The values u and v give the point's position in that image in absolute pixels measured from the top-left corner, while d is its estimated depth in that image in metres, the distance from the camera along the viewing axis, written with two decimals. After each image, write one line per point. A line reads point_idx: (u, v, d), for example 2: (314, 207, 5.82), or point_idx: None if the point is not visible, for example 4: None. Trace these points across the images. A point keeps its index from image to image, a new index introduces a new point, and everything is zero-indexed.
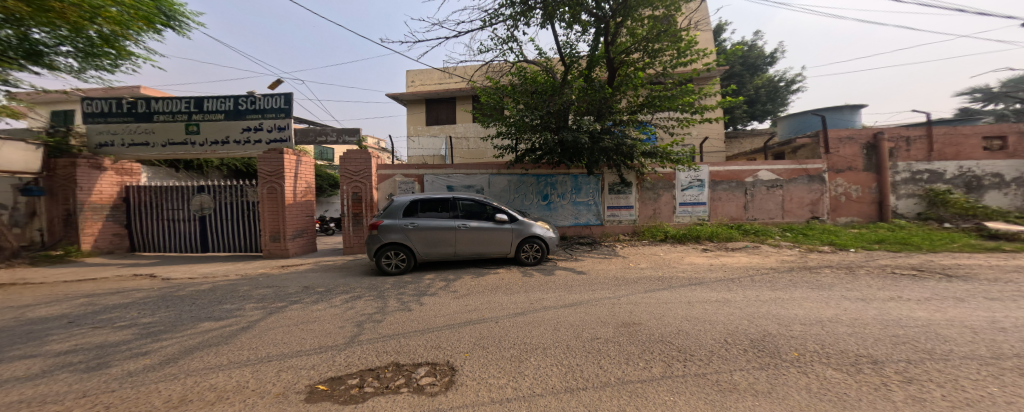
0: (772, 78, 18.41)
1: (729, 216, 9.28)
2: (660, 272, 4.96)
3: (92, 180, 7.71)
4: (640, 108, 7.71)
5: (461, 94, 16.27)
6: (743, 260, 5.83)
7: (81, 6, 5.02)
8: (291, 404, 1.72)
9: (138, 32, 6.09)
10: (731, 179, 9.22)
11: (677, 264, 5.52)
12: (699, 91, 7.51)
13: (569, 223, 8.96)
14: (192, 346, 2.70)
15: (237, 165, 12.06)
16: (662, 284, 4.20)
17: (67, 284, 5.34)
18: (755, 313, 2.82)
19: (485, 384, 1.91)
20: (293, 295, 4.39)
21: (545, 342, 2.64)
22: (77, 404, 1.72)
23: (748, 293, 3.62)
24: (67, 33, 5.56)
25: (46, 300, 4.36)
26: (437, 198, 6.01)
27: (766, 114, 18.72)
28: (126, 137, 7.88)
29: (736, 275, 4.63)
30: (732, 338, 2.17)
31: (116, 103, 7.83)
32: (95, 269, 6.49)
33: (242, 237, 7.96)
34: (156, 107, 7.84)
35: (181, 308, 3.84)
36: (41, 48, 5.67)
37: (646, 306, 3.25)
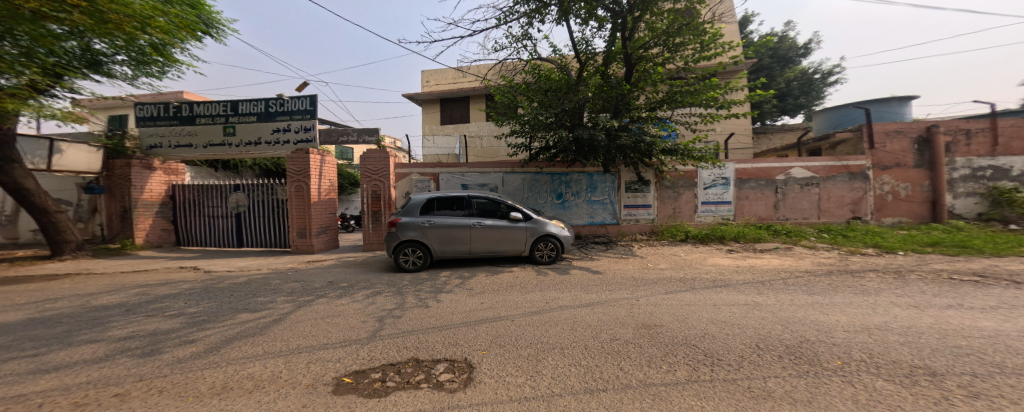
0: (806, 70, 17.32)
1: (757, 215, 8.88)
2: (681, 273, 4.81)
3: (144, 179, 8.35)
4: (661, 104, 7.46)
5: (475, 93, 16.41)
6: (774, 262, 5.54)
7: (135, 17, 5.37)
8: (320, 395, 1.80)
9: (182, 39, 6.56)
10: (759, 176, 8.79)
11: (700, 265, 5.33)
12: (725, 86, 7.19)
13: (584, 222, 8.86)
14: (232, 336, 2.88)
15: (268, 164, 12.64)
16: (684, 285, 4.08)
17: (122, 275, 5.81)
18: (787, 318, 2.68)
19: (502, 382, 1.93)
20: (320, 290, 4.58)
21: (562, 342, 2.63)
22: (136, 387, 1.88)
23: (780, 296, 3.45)
24: (120, 44, 5.99)
25: (106, 289, 4.78)
26: (453, 197, 6.09)
27: (798, 108, 17.72)
28: (173, 139, 8.46)
29: (767, 278, 4.41)
30: (764, 343, 2.08)
31: (163, 107, 8.40)
32: (147, 261, 7.06)
33: (273, 233, 8.36)
34: (197, 110, 8.35)
35: (221, 299, 4.10)
36: (97, 57, 6.23)
37: (667, 307, 3.16)
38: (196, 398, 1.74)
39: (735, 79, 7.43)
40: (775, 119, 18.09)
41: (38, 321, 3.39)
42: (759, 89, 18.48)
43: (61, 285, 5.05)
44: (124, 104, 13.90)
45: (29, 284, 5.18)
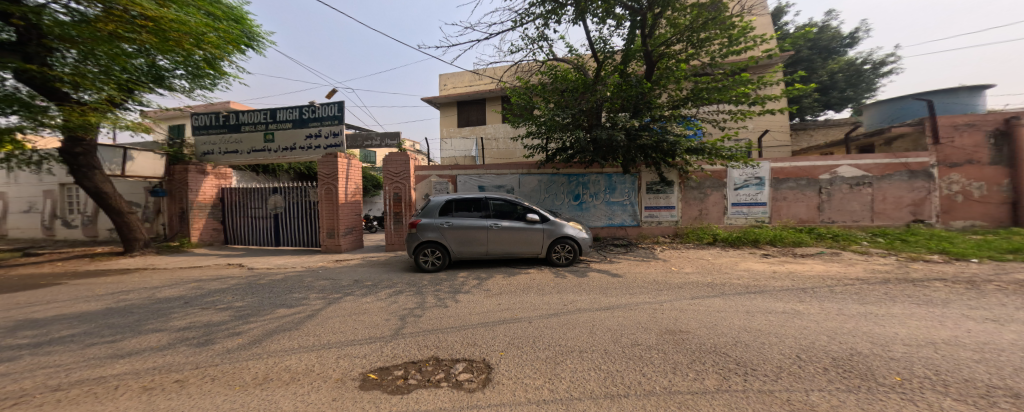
0: (852, 60, 16.09)
1: (797, 218, 8.37)
2: (709, 278, 4.60)
3: (198, 183, 9.08)
4: (685, 102, 7.21)
5: (492, 95, 16.58)
6: (818, 268, 5.18)
7: (191, 33, 6.07)
8: (348, 389, 1.87)
9: (230, 53, 7.16)
10: (799, 176, 8.27)
11: (730, 270, 5.08)
12: (757, 81, 6.83)
13: (602, 224, 8.69)
14: (273, 329, 3.06)
15: (301, 168, 13.26)
16: (713, 290, 3.90)
17: (177, 270, 6.33)
18: (833, 329, 2.49)
19: (521, 383, 1.92)
20: (347, 287, 4.79)
21: (582, 345, 2.59)
22: (192, 375, 2.04)
23: (825, 305, 3.22)
24: (178, 59, 6.58)
25: (166, 283, 5.23)
26: (470, 198, 6.17)
27: (844, 102, 16.46)
28: (223, 146, 9.13)
29: (809, 285, 4.11)
30: (806, 355, 1.95)
31: (214, 117, 9.11)
32: (197, 257, 7.68)
33: (308, 233, 8.80)
34: (242, 119, 8.96)
35: (263, 295, 4.38)
36: (160, 73, 6.95)
37: (694, 313, 3.03)
38: (241, 387, 1.86)
39: (769, 73, 7.04)
40: (816, 114, 16.90)
41: (111, 311, 3.77)
42: (797, 82, 17.35)
43: (127, 279, 5.58)
44: (181, 115, 15.23)
45: (101, 277, 5.77)
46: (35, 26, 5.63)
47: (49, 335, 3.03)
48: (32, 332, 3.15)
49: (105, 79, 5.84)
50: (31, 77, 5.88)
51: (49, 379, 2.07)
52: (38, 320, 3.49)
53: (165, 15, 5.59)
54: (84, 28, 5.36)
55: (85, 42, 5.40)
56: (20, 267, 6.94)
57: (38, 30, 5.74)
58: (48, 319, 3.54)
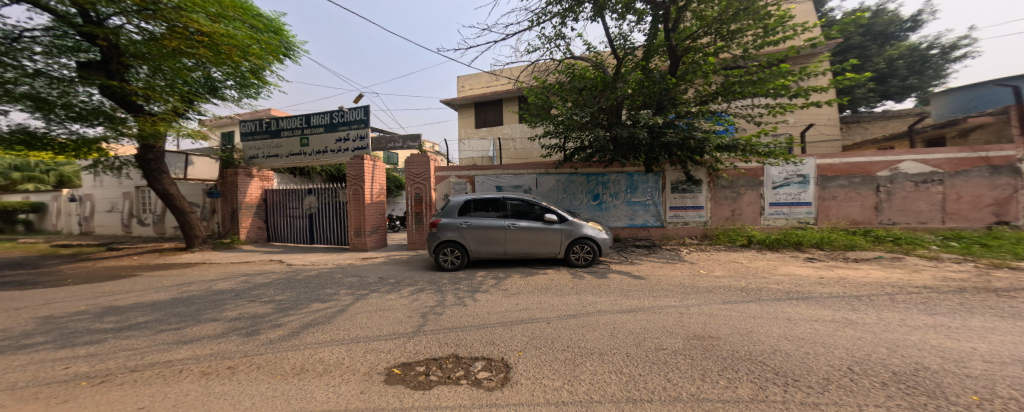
0: (915, 45, 14.57)
1: (851, 218, 7.78)
2: (743, 282, 4.34)
3: (246, 185, 9.77)
4: (717, 96, 6.94)
5: (509, 95, 16.63)
6: (874, 274, 4.74)
7: (238, 46, 6.61)
8: (374, 383, 1.94)
9: (270, 62, 7.65)
10: (852, 173, 7.68)
11: (768, 275, 4.77)
12: (800, 72, 6.37)
13: (623, 224, 8.48)
14: (308, 322, 3.23)
15: (332, 170, 13.94)
16: (748, 295, 3.68)
17: (224, 265, 6.82)
18: (892, 340, 2.29)
19: (539, 384, 1.91)
20: (373, 284, 4.98)
21: (602, 347, 2.54)
22: (242, 362, 2.22)
23: (884, 315, 2.94)
24: (229, 71, 7.16)
25: (217, 276, 5.66)
26: (488, 199, 6.22)
27: (906, 91, 14.92)
28: (266, 150, 9.77)
29: (862, 293, 3.77)
30: (862, 367, 1.79)
31: (259, 124, 9.75)
32: (242, 253, 8.26)
33: (338, 232, 9.20)
34: (281, 124, 9.54)
35: (300, 289, 4.64)
36: (214, 85, 7.68)
37: (726, 318, 2.88)
38: (282, 376, 2.01)
39: (812, 63, 6.53)
40: (871, 106, 15.38)
41: (176, 301, 4.15)
42: (849, 71, 15.93)
43: (183, 272, 6.11)
44: (230, 123, 16.44)
45: (166, 271, 6.36)
46: (116, 45, 6.43)
47: (129, 320, 3.39)
48: (114, 317, 3.53)
49: (168, 91, 6.73)
50: (113, 92, 6.70)
51: (128, 360, 2.35)
52: (119, 307, 3.92)
53: (217, 30, 6.18)
54: (153, 46, 6.14)
55: (154, 57, 6.25)
56: (97, 260, 7.79)
57: (118, 49, 6.53)
58: (127, 306, 3.96)
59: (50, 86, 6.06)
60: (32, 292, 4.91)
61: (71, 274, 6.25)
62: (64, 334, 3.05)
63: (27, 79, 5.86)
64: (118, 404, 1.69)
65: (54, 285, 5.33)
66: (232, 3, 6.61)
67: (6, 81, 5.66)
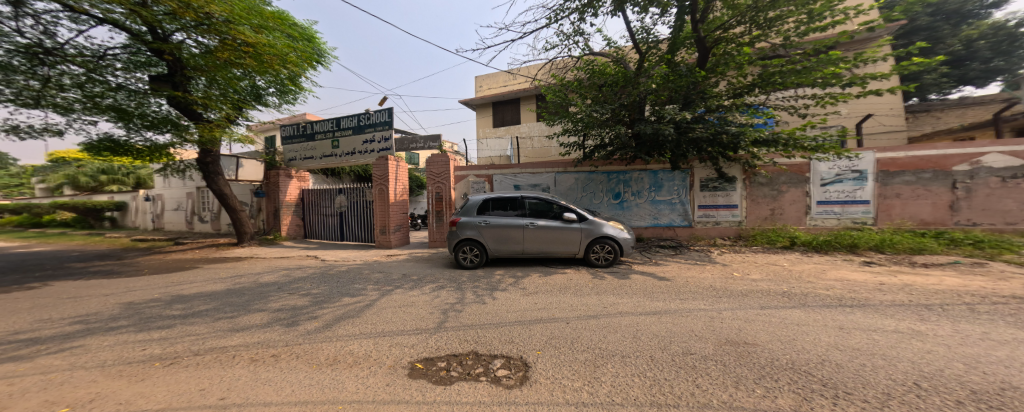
0: (1002, 22, 12.57)
1: (918, 218, 7.08)
2: (785, 287, 4.08)
3: (286, 185, 10.41)
4: (754, 88, 6.52)
5: (527, 94, 16.57)
6: (943, 281, 4.28)
7: (279, 55, 7.02)
8: (398, 376, 2.00)
9: (306, 69, 8.09)
10: (921, 167, 6.97)
11: (816, 279, 4.43)
12: (854, 58, 5.81)
13: (646, 224, 8.24)
14: (340, 315, 3.38)
15: (360, 170, 14.55)
16: (792, 301, 3.44)
17: (265, 260, 7.29)
18: (971, 355, 2.06)
19: (558, 383, 1.89)
20: (397, 281, 5.14)
21: (624, 349, 2.47)
22: (281, 352, 2.45)
23: (963, 328, 2.63)
24: (271, 78, 7.76)
25: (259, 270, 6.08)
26: (506, 197, 6.24)
27: (989, 75, 13.04)
28: (302, 153, 10.34)
29: (932, 302, 3.40)
30: (929, 383, 1.63)
31: (296, 128, 10.33)
32: (281, 249, 8.80)
33: (366, 230, 9.56)
34: (315, 128, 10.07)
35: (332, 284, 4.88)
36: (259, 92, 8.26)
37: (764, 324, 2.72)
38: (317, 366, 2.17)
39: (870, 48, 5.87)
40: (942, 93, 13.62)
41: (229, 291, 4.50)
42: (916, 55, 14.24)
43: (231, 266, 6.61)
44: (273, 128, 17.54)
45: (219, 264, 6.92)
46: (179, 59, 7.03)
47: (192, 308, 3.73)
48: (181, 305, 3.90)
49: (222, 99, 7.41)
50: (178, 102, 7.37)
51: (192, 345, 2.66)
52: (184, 296, 4.32)
53: (261, 40, 6.56)
54: (208, 58, 6.69)
55: (210, 68, 6.84)
56: (160, 254, 8.60)
57: (180, 63, 7.16)
58: (190, 295, 4.35)
59: (128, 98, 6.89)
60: (109, 281, 5.51)
61: (139, 266, 6.96)
62: (141, 319, 3.42)
63: (111, 93, 6.72)
64: (182, 386, 1.95)
65: (125, 276, 5.95)
66: (273, 14, 7.02)
67: (95, 95, 6.56)
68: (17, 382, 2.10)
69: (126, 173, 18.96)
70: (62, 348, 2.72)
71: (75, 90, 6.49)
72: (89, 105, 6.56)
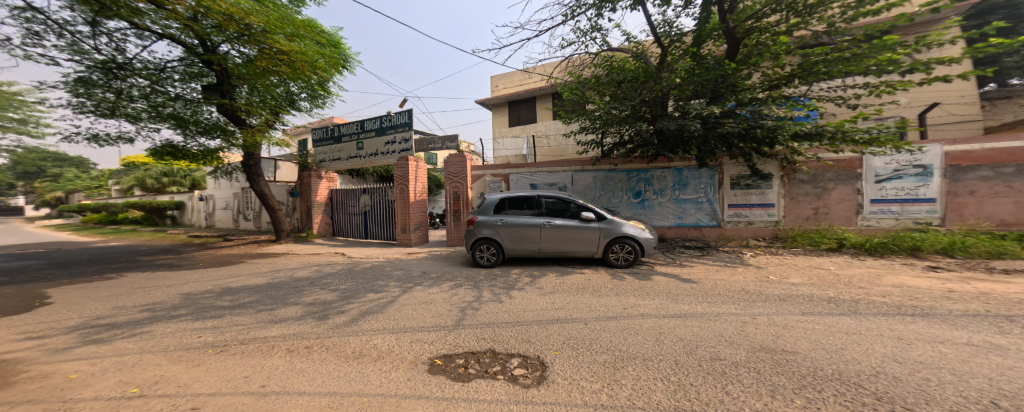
0: None
1: (998, 219, 6.18)
2: (831, 292, 3.80)
3: (317, 186, 10.87)
4: (795, 78, 6.15)
5: (543, 93, 16.46)
6: (1019, 289, 3.83)
7: (310, 61, 7.34)
8: (418, 372, 2.05)
9: (333, 74, 8.43)
10: (1001, 161, 6.06)
11: (866, 285, 4.09)
12: (915, 41, 5.26)
13: (670, 223, 7.98)
14: (365, 311, 3.50)
15: (382, 170, 15.02)
16: (839, 308, 3.20)
17: (297, 256, 7.68)
18: None
19: (576, 385, 1.87)
20: (417, 278, 5.26)
21: (645, 352, 2.40)
22: (313, 344, 2.58)
23: None
24: (303, 84, 8.19)
25: (293, 265, 6.42)
26: (523, 196, 6.22)
27: None
28: (330, 154, 10.82)
29: (1008, 313, 3.03)
30: (1005, 401, 1.47)
31: (325, 131, 10.83)
32: (312, 246, 9.24)
33: (388, 228, 9.84)
34: (342, 130, 10.50)
35: (358, 280, 5.07)
36: (292, 98, 8.70)
37: (805, 331, 2.54)
38: (345, 359, 2.26)
39: (934, 30, 5.29)
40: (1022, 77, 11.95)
41: (268, 285, 4.79)
42: None
43: (268, 261, 7.03)
44: (304, 131, 18.51)
45: (260, 259, 7.39)
46: (225, 69, 7.54)
47: (239, 300, 4.00)
48: (229, 296, 4.19)
49: (261, 105, 7.92)
50: (225, 109, 7.92)
51: (238, 334, 2.85)
52: (230, 288, 4.65)
53: (293, 48, 6.88)
54: (249, 67, 7.11)
55: (251, 76, 7.30)
56: (208, 249, 9.31)
57: (227, 72, 7.68)
58: (235, 288, 4.67)
59: (185, 106, 7.44)
60: (165, 273, 6.03)
61: (191, 260, 7.58)
62: (197, 308, 3.71)
63: (171, 102, 7.30)
64: (229, 374, 2.10)
65: (178, 269, 6.47)
66: (303, 23, 7.34)
67: (158, 105, 7.17)
68: (96, 363, 2.37)
69: (184, 176, 20.82)
70: (134, 332, 3.01)
71: (142, 100, 7.12)
72: (153, 114, 7.17)
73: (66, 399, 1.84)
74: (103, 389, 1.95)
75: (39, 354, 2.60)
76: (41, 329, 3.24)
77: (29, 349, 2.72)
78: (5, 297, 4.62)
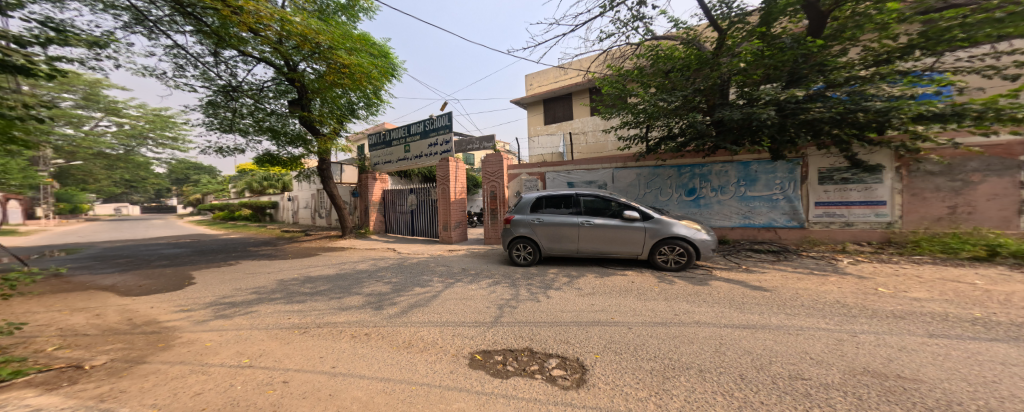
0: None
1: None
2: (968, 312, 3.06)
3: (371, 187, 11.80)
4: (914, 50, 5.09)
5: (580, 88, 15.99)
6: None
7: (365, 72, 7.92)
8: (459, 366, 2.11)
9: (384, 82, 9.05)
10: None
11: (1007, 302, 3.28)
12: None
13: (733, 224, 7.25)
14: (413, 303, 3.68)
15: (425, 171, 15.82)
16: (967, 330, 2.60)
17: (355, 251, 8.40)
18: None
19: (620, 391, 1.78)
20: (458, 274, 5.44)
21: (703, 363, 2.17)
22: (371, 331, 2.78)
23: None
24: (361, 94, 8.95)
25: (353, 259, 7.05)
26: (560, 195, 6.08)
27: None
28: (382, 157, 11.69)
29: None
30: None
31: (379, 136, 11.69)
32: (369, 242, 10.02)
33: (432, 226, 10.30)
34: (392, 135, 11.26)
35: (408, 274, 5.38)
36: (353, 107, 9.56)
37: (928, 355, 2.11)
38: (396, 348, 2.40)
39: None
40: None
41: (335, 276, 5.30)
42: None
43: (335, 255, 7.78)
44: (361, 137, 20.26)
45: (330, 252, 8.25)
46: (304, 85, 8.48)
47: (315, 287, 4.49)
48: (310, 284, 4.73)
49: (329, 115, 8.83)
50: (304, 120, 8.96)
51: (315, 318, 3.18)
52: (309, 277, 5.24)
53: (353, 62, 7.48)
54: (320, 82, 7.91)
55: (321, 90, 8.13)
56: (294, 242, 10.72)
57: (305, 88, 8.63)
58: (314, 276, 5.26)
59: (278, 120, 8.59)
60: (264, 262, 7.05)
61: (282, 251, 8.75)
62: (287, 293, 4.24)
63: (267, 117, 8.46)
64: (308, 354, 2.34)
65: (273, 259, 7.49)
66: (360, 37, 8.02)
67: (260, 120, 8.37)
68: (222, 334, 2.82)
69: (276, 179, 23.72)
70: (247, 310, 3.54)
71: (249, 117, 8.37)
72: (258, 128, 8.41)
73: (202, 363, 2.23)
74: (226, 358, 2.32)
75: (187, 324, 3.17)
76: (188, 303, 3.97)
77: (181, 319, 3.35)
78: (165, 276, 5.81)
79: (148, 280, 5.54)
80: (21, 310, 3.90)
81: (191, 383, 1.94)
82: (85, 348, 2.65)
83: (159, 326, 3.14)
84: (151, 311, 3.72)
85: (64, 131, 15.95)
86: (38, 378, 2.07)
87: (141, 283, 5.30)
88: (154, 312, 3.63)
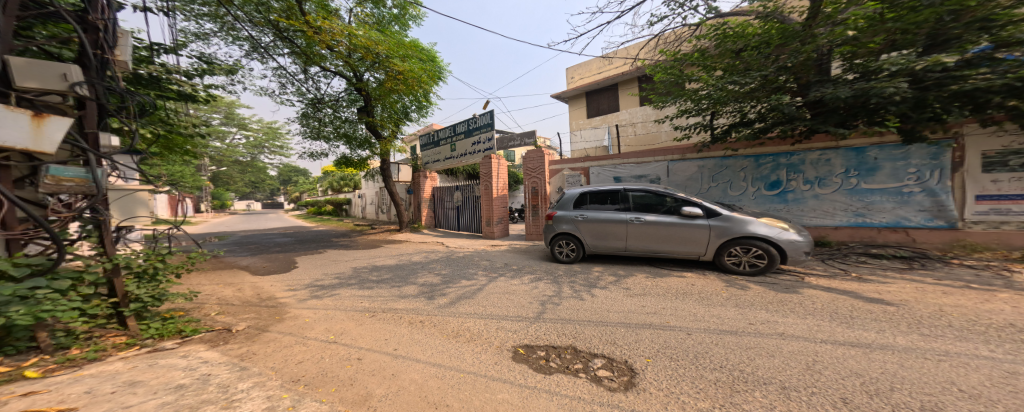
0: None
1: None
2: None
3: (422, 184, 12.48)
4: None
5: (626, 78, 15.02)
6: None
7: (415, 77, 8.28)
8: (504, 358, 2.10)
9: (433, 85, 9.48)
10: None
11: None
12: None
13: (837, 223, 6.18)
14: (459, 295, 3.77)
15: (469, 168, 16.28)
16: None
17: (409, 243, 9.02)
18: None
19: (676, 399, 1.59)
20: (501, 268, 5.49)
21: (786, 380, 1.84)
22: (428, 319, 2.91)
23: None
24: (414, 97, 9.47)
25: (408, 251, 7.54)
26: (607, 190, 5.74)
27: None
28: (431, 157, 12.31)
29: None
30: None
31: (429, 137, 12.33)
32: (421, 235, 10.69)
33: (476, 221, 10.55)
34: (440, 135, 11.77)
35: (455, 267, 5.58)
36: (407, 110, 10.18)
37: None
38: (447, 336, 2.47)
39: None
40: None
41: (396, 265, 5.72)
42: None
43: (396, 247, 8.40)
44: (414, 138, 21.61)
45: (392, 244, 8.99)
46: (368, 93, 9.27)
47: (378, 276, 4.89)
48: (376, 272, 5.18)
49: (389, 120, 9.52)
50: (369, 125, 9.83)
51: (380, 304, 3.43)
52: (375, 265, 5.76)
53: (406, 68, 7.91)
54: (380, 90, 8.54)
55: (382, 96, 8.77)
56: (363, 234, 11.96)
57: (369, 95, 9.43)
58: (380, 265, 5.77)
59: (350, 126, 9.57)
60: (342, 250, 7.99)
61: (356, 242, 9.80)
62: (359, 279, 4.68)
63: (342, 124, 9.49)
64: (375, 335, 2.51)
65: (350, 248, 8.39)
66: (411, 44, 8.39)
67: (337, 127, 9.42)
68: (315, 312, 3.19)
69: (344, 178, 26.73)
70: (330, 293, 3.98)
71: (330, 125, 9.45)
72: (335, 135, 9.49)
73: (304, 336, 2.54)
74: (318, 332, 2.61)
75: (293, 301, 3.67)
76: (292, 283, 4.62)
77: (288, 296, 3.90)
78: (279, 259, 6.96)
79: (269, 262, 6.70)
80: (195, 281, 5.00)
81: (294, 351, 2.22)
82: (232, 315, 3.22)
83: (274, 301, 3.69)
84: (272, 288, 4.40)
85: (215, 145, 20.50)
86: (205, 337, 2.57)
87: (264, 264, 6.41)
88: (273, 289, 4.29)
